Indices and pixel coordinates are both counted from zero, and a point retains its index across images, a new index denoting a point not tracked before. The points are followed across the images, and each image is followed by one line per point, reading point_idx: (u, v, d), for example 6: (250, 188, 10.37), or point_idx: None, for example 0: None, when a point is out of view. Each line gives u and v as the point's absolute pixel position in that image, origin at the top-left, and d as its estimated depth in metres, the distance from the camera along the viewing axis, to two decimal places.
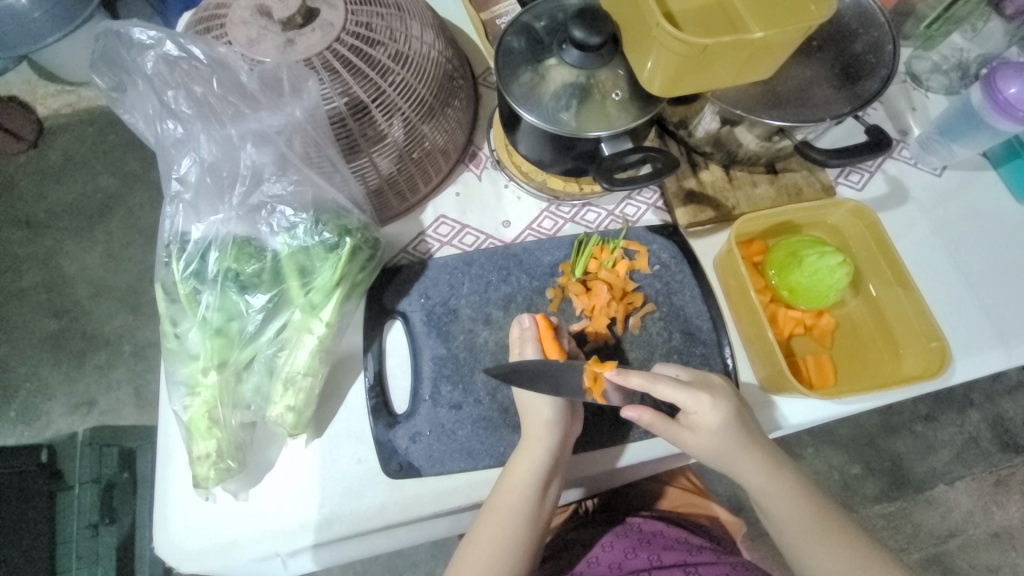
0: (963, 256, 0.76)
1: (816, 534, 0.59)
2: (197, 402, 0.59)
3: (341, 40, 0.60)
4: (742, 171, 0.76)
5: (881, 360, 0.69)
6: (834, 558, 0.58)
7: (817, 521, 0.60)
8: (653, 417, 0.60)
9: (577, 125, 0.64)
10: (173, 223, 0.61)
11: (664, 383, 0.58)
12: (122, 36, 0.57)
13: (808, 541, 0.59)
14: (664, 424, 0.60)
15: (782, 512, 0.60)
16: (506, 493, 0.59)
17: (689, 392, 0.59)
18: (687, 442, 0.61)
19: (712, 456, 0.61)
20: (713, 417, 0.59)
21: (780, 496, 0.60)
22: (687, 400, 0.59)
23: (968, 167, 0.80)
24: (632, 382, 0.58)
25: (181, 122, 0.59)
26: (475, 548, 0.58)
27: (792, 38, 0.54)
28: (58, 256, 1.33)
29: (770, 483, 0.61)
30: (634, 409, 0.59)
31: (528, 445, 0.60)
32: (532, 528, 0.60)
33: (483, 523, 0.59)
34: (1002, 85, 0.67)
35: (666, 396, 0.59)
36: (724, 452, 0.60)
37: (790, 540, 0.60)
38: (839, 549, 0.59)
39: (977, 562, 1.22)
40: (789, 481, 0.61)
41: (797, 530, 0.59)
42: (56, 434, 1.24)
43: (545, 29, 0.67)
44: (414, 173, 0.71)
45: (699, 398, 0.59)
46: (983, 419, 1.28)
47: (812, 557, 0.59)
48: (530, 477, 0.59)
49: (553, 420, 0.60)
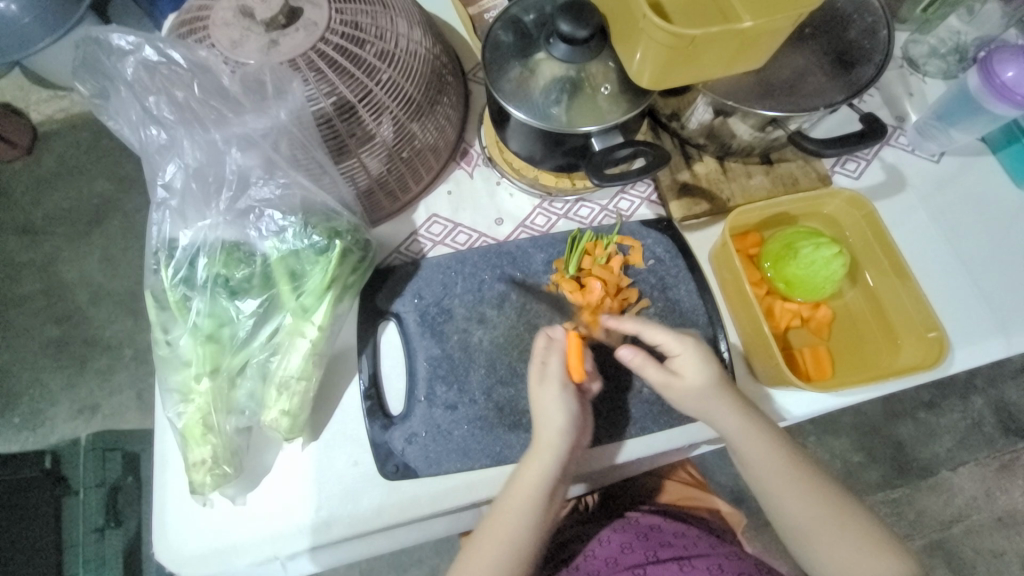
0: (962, 244, 0.74)
1: (789, 482, 0.58)
2: (191, 409, 0.59)
3: (325, 40, 0.59)
4: (736, 162, 0.75)
5: (880, 351, 0.68)
6: (804, 503, 0.58)
7: (789, 467, 0.59)
8: (645, 358, 0.60)
9: (567, 120, 0.63)
10: (161, 230, 0.61)
11: (653, 324, 0.61)
12: (102, 42, 0.57)
13: (781, 485, 0.58)
14: (654, 369, 0.61)
15: (756, 458, 0.59)
16: (512, 498, 0.59)
17: (676, 334, 0.61)
18: (672, 387, 0.61)
19: (690, 400, 0.60)
20: (698, 359, 0.60)
21: (755, 442, 0.59)
22: (674, 342, 0.61)
23: (967, 152, 0.79)
24: (625, 326, 0.62)
25: (164, 127, 0.59)
26: (478, 545, 0.58)
27: (783, 26, 0.53)
28: (56, 263, 1.33)
29: (745, 428, 0.60)
30: (628, 348, 0.60)
31: (540, 452, 0.59)
32: (539, 532, 0.59)
33: (488, 526, 0.59)
34: (997, 69, 0.66)
35: (654, 339, 0.61)
36: (705, 393, 0.60)
37: (764, 487, 0.59)
38: (811, 495, 0.58)
39: (982, 547, 1.22)
40: (763, 429, 0.60)
41: (772, 476, 0.59)
42: (61, 440, 1.23)
43: (533, 22, 0.66)
44: (404, 172, 0.70)
45: (684, 340, 0.61)
46: (986, 404, 1.27)
47: (784, 504, 0.58)
48: (539, 484, 0.58)
49: (567, 429, 0.59)
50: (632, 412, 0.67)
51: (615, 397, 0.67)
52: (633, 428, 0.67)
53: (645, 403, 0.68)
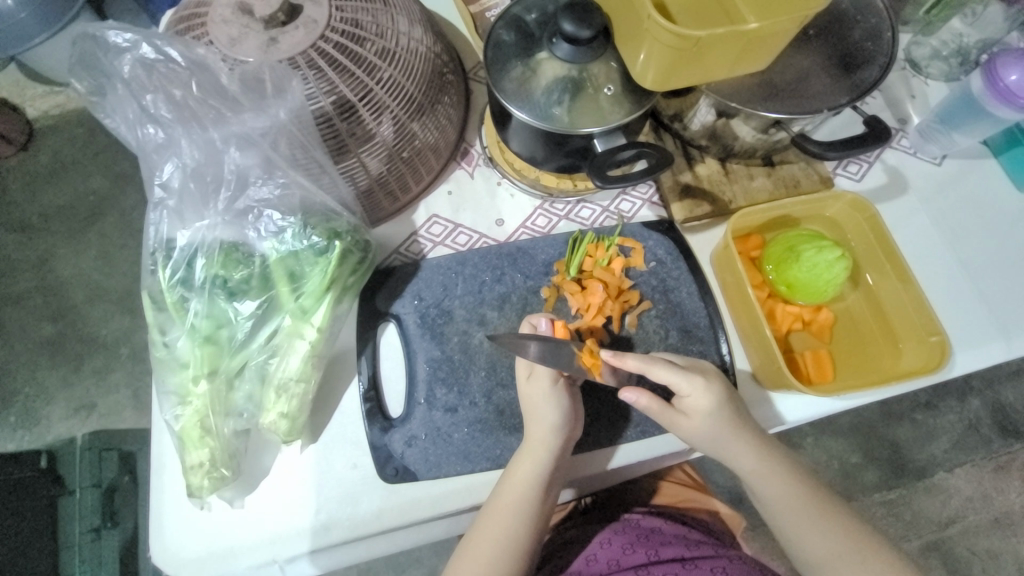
0: (963, 246, 0.74)
1: (808, 516, 0.59)
2: (189, 411, 0.58)
3: (325, 37, 0.58)
4: (738, 163, 0.74)
5: (882, 354, 0.68)
6: (824, 538, 0.58)
7: (808, 502, 0.60)
8: (650, 400, 0.60)
9: (569, 120, 0.62)
10: (158, 230, 0.60)
11: (659, 365, 0.59)
12: (99, 39, 0.56)
13: (800, 521, 0.59)
14: (659, 409, 0.61)
15: (772, 492, 0.61)
16: (507, 496, 0.59)
17: (684, 373, 0.60)
18: (681, 427, 0.61)
19: (704, 442, 0.61)
20: (708, 401, 0.60)
21: (771, 477, 0.61)
22: (682, 382, 0.60)
23: (968, 155, 0.78)
24: (628, 365, 0.59)
25: (162, 126, 0.58)
26: (473, 547, 0.58)
27: (788, 28, 0.53)
28: (52, 260, 1.32)
29: (761, 466, 0.61)
30: (631, 391, 0.59)
31: (531, 449, 0.59)
32: (535, 526, 0.60)
33: (484, 523, 0.59)
34: (1001, 72, 0.66)
35: (662, 379, 0.60)
36: (718, 433, 0.60)
37: (784, 523, 0.60)
38: (831, 530, 0.59)
39: (978, 548, 1.23)
40: (778, 464, 0.61)
41: (791, 512, 0.60)
42: (56, 439, 1.22)
43: (535, 21, 0.66)
44: (404, 172, 0.70)
45: (693, 380, 0.60)
46: (983, 405, 1.28)
47: (804, 539, 0.59)
48: (531, 480, 0.59)
49: (557, 424, 0.60)
50: (633, 415, 0.67)
51: (616, 400, 0.67)
52: (635, 431, 0.67)
53: None
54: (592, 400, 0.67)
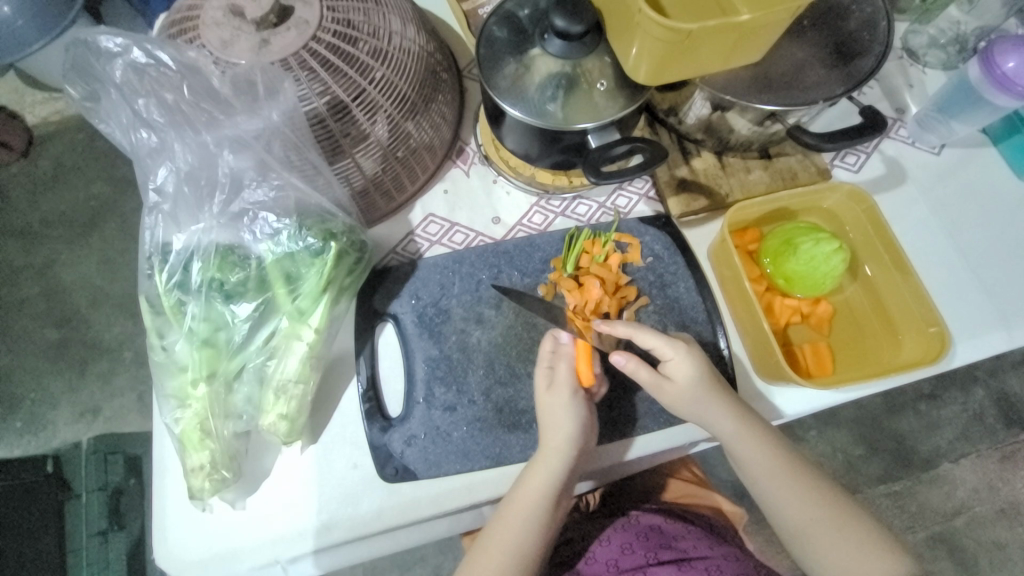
0: (963, 237, 0.74)
1: (786, 482, 0.59)
2: (189, 414, 0.59)
3: (317, 38, 0.58)
4: (735, 156, 0.74)
5: (881, 345, 0.67)
6: (799, 503, 0.59)
7: (785, 467, 0.60)
8: (636, 364, 0.61)
9: (563, 116, 0.62)
10: (154, 234, 0.60)
11: (647, 331, 0.60)
12: (90, 44, 0.56)
13: (778, 486, 0.59)
14: (644, 373, 0.61)
15: (752, 458, 0.60)
16: (519, 505, 0.58)
17: (668, 339, 0.60)
18: (665, 391, 0.61)
19: (684, 405, 0.61)
20: (692, 367, 0.60)
21: (749, 442, 0.60)
22: (667, 349, 0.60)
23: (967, 144, 0.78)
24: (617, 331, 0.60)
25: (155, 130, 0.58)
26: (483, 554, 0.58)
27: (781, 19, 0.52)
28: (54, 266, 1.32)
29: (740, 431, 0.60)
30: (620, 355, 0.60)
31: (545, 457, 0.59)
32: (547, 536, 0.59)
33: (493, 530, 0.58)
34: (999, 60, 0.65)
35: (648, 344, 0.60)
36: (697, 395, 0.60)
37: (762, 488, 0.60)
38: (807, 495, 0.59)
39: (984, 538, 1.22)
40: (758, 430, 0.60)
41: (769, 478, 0.59)
42: (62, 444, 1.23)
43: (528, 17, 0.65)
44: (399, 172, 0.70)
45: (678, 347, 0.60)
46: (987, 395, 1.27)
47: (782, 505, 0.59)
48: (545, 489, 0.58)
49: (574, 433, 0.59)
50: (632, 410, 0.67)
51: (614, 396, 0.67)
52: (635, 426, 0.67)
53: (645, 402, 0.67)
54: (590, 397, 0.67)
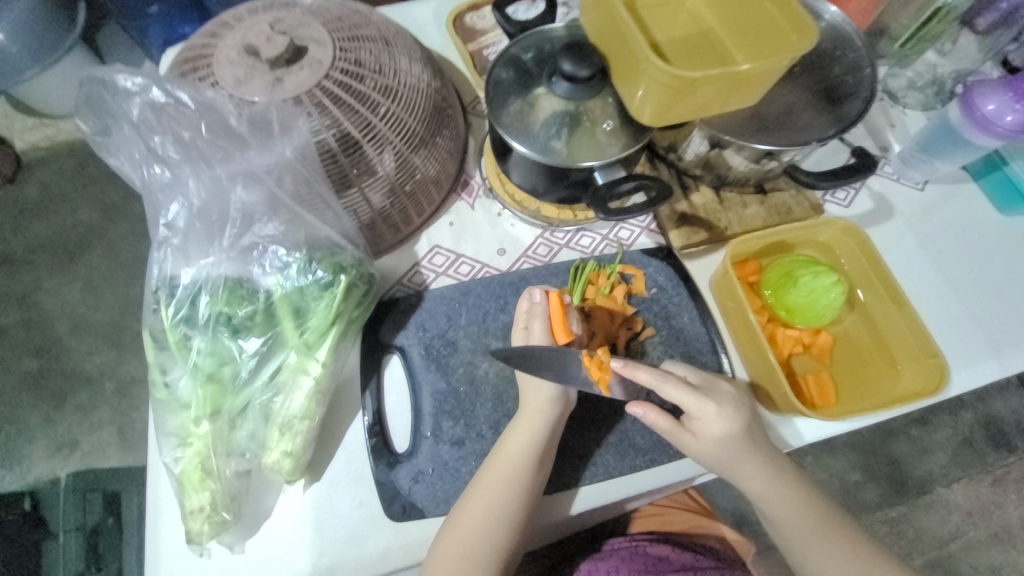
0: (951, 268, 0.77)
1: (818, 542, 0.60)
2: (190, 453, 0.57)
3: (330, 76, 0.60)
4: (732, 192, 0.77)
5: (881, 376, 0.69)
6: (832, 558, 0.60)
7: (818, 524, 0.61)
8: (658, 416, 0.60)
9: (568, 153, 0.64)
10: (162, 268, 0.60)
11: (672, 384, 0.58)
12: (108, 83, 0.58)
13: (809, 543, 0.60)
14: (668, 427, 0.60)
15: (780, 517, 0.61)
16: (500, 461, 0.59)
17: (697, 397, 0.59)
18: (688, 446, 0.61)
19: (712, 462, 0.61)
20: (720, 423, 0.59)
21: (779, 500, 0.61)
22: (695, 406, 0.59)
23: (950, 180, 0.82)
24: (641, 378, 0.58)
25: (169, 166, 0.59)
26: (463, 510, 0.58)
27: (778, 67, 0.55)
28: (37, 294, 1.29)
29: (769, 490, 0.61)
30: (638, 406, 0.59)
31: (528, 415, 0.61)
32: (500, 556, 0.58)
33: (474, 492, 0.59)
34: (979, 102, 0.70)
35: (673, 399, 0.59)
36: (727, 455, 0.61)
37: (793, 546, 0.61)
38: (839, 550, 0.60)
39: (981, 564, 1.22)
40: (789, 488, 0.62)
41: (799, 537, 0.61)
42: (38, 480, 1.17)
43: (533, 60, 0.68)
44: (407, 205, 0.71)
45: (705, 404, 0.59)
46: (975, 419, 1.29)
47: (814, 564, 0.60)
48: (527, 447, 0.59)
49: (531, 446, 0.59)
50: (641, 443, 0.66)
51: (623, 428, 0.67)
52: (644, 460, 0.66)
53: (654, 434, 0.67)
54: (599, 429, 0.67)
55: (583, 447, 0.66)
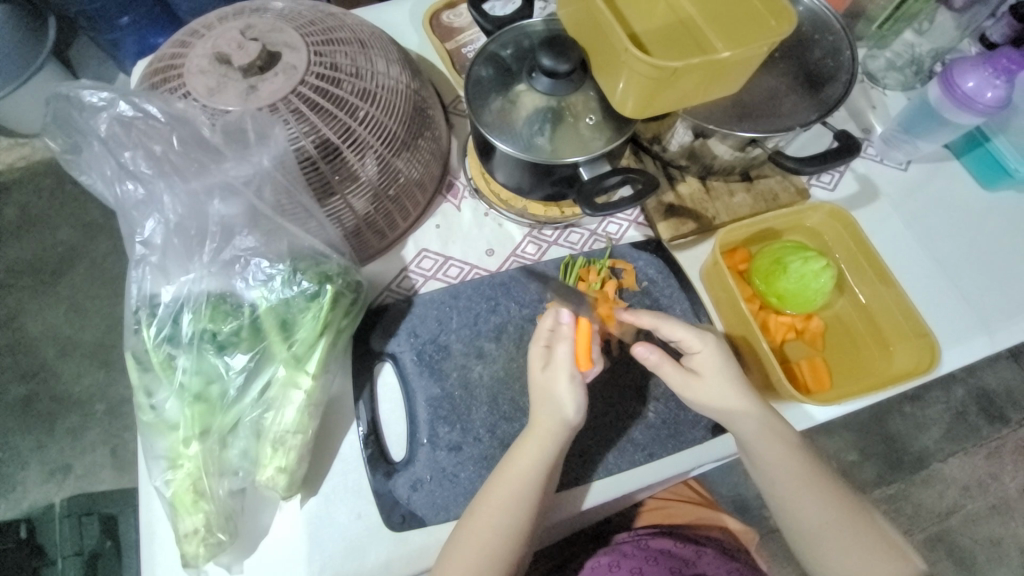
0: (939, 248, 0.77)
1: (806, 485, 0.59)
2: (180, 475, 0.56)
3: (305, 82, 0.59)
4: (718, 180, 0.76)
5: (874, 358, 0.69)
6: (820, 511, 0.59)
7: (809, 475, 0.60)
8: (662, 356, 0.61)
9: (552, 150, 0.63)
10: (141, 288, 0.58)
11: (674, 320, 0.61)
12: (73, 99, 0.56)
13: (800, 492, 0.59)
14: (671, 365, 0.61)
15: (774, 461, 0.60)
16: (509, 479, 0.58)
17: (697, 331, 0.61)
18: (693, 388, 0.61)
19: (711, 403, 0.60)
20: (721, 358, 0.61)
21: (771, 447, 0.60)
22: (697, 339, 0.61)
23: (932, 159, 0.83)
24: (642, 321, 0.63)
25: (142, 181, 0.57)
26: (471, 524, 0.57)
27: (759, 53, 0.55)
28: (21, 317, 1.26)
29: (761, 433, 0.60)
30: (645, 346, 0.60)
31: (536, 434, 0.59)
32: (507, 569, 0.57)
33: (481, 507, 0.58)
34: (959, 80, 0.70)
35: (675, 334, 0.61)
36: (723, 395, 0.60)
37: (780, 491, 0.60)
38: (829, 502, 0.59)
39: (979, 536, 1.24)
40: (781, 432, 0.60)
41: (787, 481, 0.60)
42: (33, 506, 1.15)
43: (511, 56, 0.67)
44: (391, 210, 0.69)
45: (706, 337, 0.61)
46: (967, 393, 1.31)
47: (803, 515, 0.59)
48: (534, 465, 0.58)
49: (540, 466, 0.58)
50: (639, 438, 0.66)
51: (620, 424, 0.67)
52: (644, 454, 0.66)
53: (652, 428, 0.67)
54: (597, 426, 0.66)
55: (582, 446, 0.65)
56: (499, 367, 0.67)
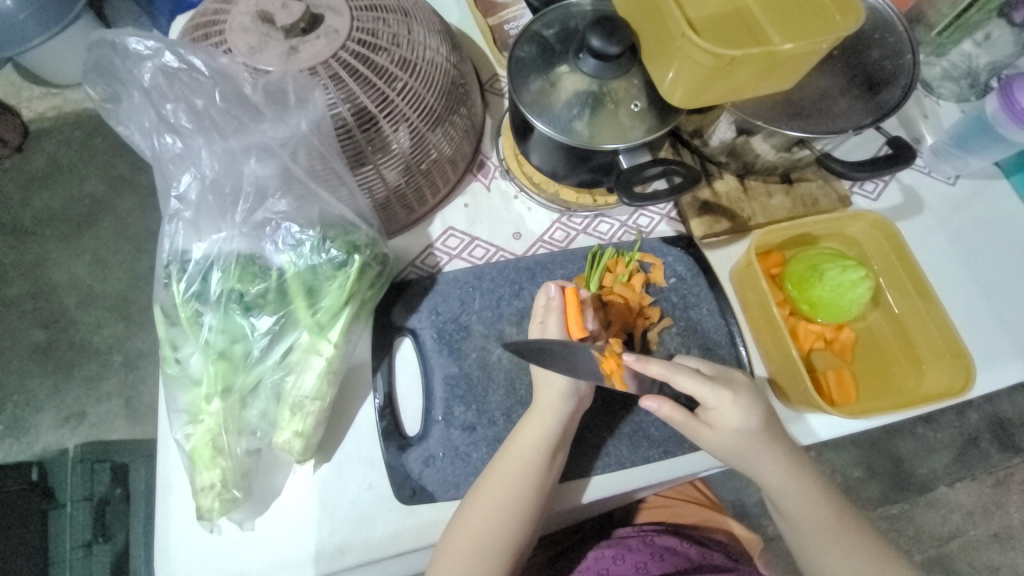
0: (979, 268, 0.75)
1: (830, 535, 0.60)
2: (200, 430, 0.56)
3: (346, 47, 0.58)
4: (757, 180, 0.74)
5: (904, 375, 0.67)
6: (847, 560, 0.59)
7: (834, 523, 0.60)
8: (673, 408, 0.58)
9: (591, 135, 0.62)
10: (173, 242, 0.59)
11: (686, 373, 0.57)
12: (118, 46, 0.56)
13: (826, 541, 0.59)
14: (683, 419, 0.59)
15: (797, 509, 0.60)
16: (512, 457, 0.58)
17: (711, 386, 0.58)
18: (704, 438, 0.60)
19: (731, 453, 0.60)
20: (734, 414, 0.58)
21: (795, 496, 0.60)
22: (709, 394, 0.58)
23: (981, 176, 0.79)
24: (652, 370, 0.57)
25: (180, 136, 0.57)
26: (474, 500, 0.58)
27: (819, 48, 0.53)
28: (46, 265, 1.28)
29: (787, 483, 0.60)
30: (654, 400, 0.57)
31: (539, 414, 0.59)
32: (513, 550, 0.58)
33: (486, 484, 0.58)
34: (1018, 95, 0.67)
35: (685, 388, 0.58)
36: (744, 446, 0.59)
37: (802, 539, 0.61)
38: (856, 550, 0.59)
39: (979, 563, 1.23)
40: (805, 481, 0.60)
41: (810, 530, 0.60)
42: (46, 449, 1.18)
43: (556, 36, 0.65)
44: (422, 185, 0.69)
45: (720, 393, 0.58)
46: (982, 419, 1.28)
47: (828, 563, 0.59)
48: (538, 444, 0.58)
49: (543, 444, 0.58)
50: (654, 435, 0.66)
51: (635, 419, 0.66)
52: (656, 451, 0.65)
53: (668, 426, 0.66)
54: (612, 419, 0.66)
55: (596, 437, 0.65)
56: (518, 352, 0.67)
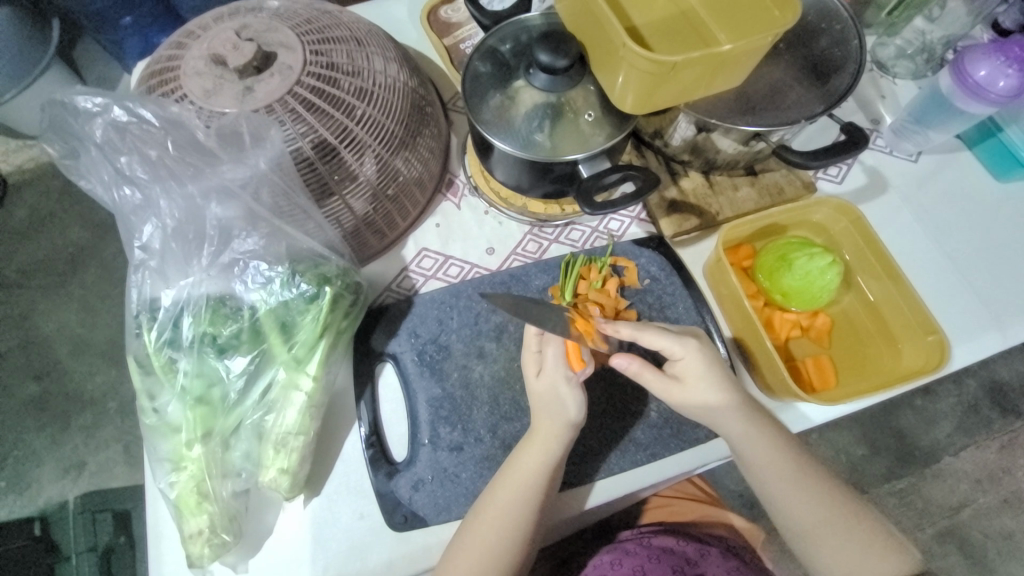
0: (949, 243, 0.76)
1: (797, 489, 0.60)
2: (184, 477, 0.56)
3: (301, 82, 0.58)
4: (722, 175, 0.75)
5: (881, 354, 0.68)
6: (812, 509, 0.59)
7: (800, 475, 0.60)
8: (642, 364, 0.60)
9: (551, 147, 0.62)
10: (141, 292, 0.59)
11: (652, 331, 0.59)
12: (68, 105, 0.56)
13: (792, 492, 0.60)
14: (654, 374, 0.60)
15: (766, 467, 0.60)
16: (513, 484, 0.58)
17: (677, 338, 0.60)
18: (676, 395, 0.60)
19: (699, 413, 0.61)
20: (704, 366, 0.60)
21: (763, 451, 0.60)
22: (675, 347, 0.60)
23: (943, 150, 0.80)
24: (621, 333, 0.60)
25: (138, 187, 0.57)
26: (473, 528, 0.57)
27: (763, 43, 0.53)
28: (33, 317, 1.28)
29: (754, 439, 0.60)
30: (623, 357, 0.60)
31: (539, 438, 0.59)
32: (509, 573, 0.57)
33: (485, 514, 0.58)
34: (970, 69, 0.68)
35: (654, 344, 0.60)
36: (712, 402, 0.60)
37: (775, 496, 0.60)
38: (820, 501, 0.60)
39: (991, 530, 1.23)
40: (772, 436, 0.60)
41: (779, 487, 0.60)
42: (48, 503, 1.17)
43: (510, 52, 0.66)
44: (391, 210, 0.69)
45: (687, 343, 0.59)
46: (980, 386, 1.28)
47: (796, 514, 0.60)
48: (539, 470, 0.58)
49: (544, 469, 0.58)
50: (641, 438, 0.66)
51: (620, 424, 0.66)
52: (646, 454, 0.65)
53: (654, 428, 0.66)
54: (598, 426, 0.66)
55: (583, 446, 0.65)
56: (500, 368, 0.67)
